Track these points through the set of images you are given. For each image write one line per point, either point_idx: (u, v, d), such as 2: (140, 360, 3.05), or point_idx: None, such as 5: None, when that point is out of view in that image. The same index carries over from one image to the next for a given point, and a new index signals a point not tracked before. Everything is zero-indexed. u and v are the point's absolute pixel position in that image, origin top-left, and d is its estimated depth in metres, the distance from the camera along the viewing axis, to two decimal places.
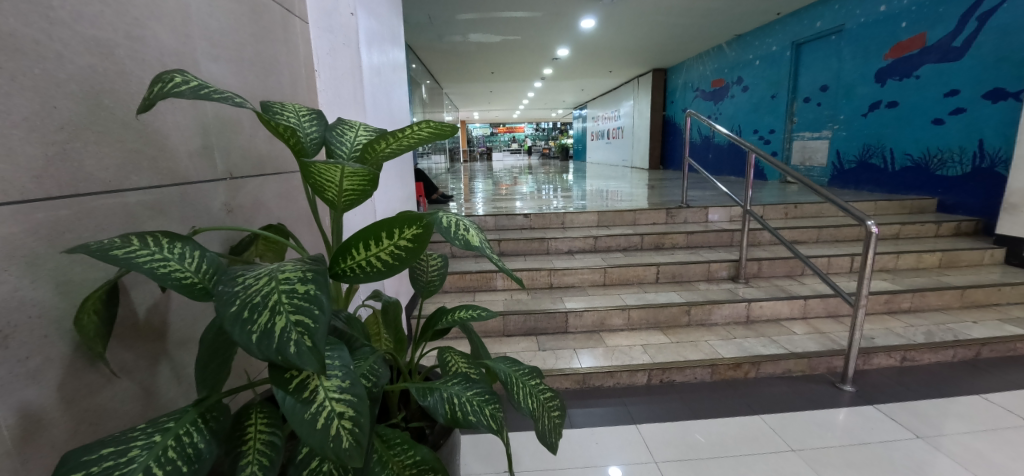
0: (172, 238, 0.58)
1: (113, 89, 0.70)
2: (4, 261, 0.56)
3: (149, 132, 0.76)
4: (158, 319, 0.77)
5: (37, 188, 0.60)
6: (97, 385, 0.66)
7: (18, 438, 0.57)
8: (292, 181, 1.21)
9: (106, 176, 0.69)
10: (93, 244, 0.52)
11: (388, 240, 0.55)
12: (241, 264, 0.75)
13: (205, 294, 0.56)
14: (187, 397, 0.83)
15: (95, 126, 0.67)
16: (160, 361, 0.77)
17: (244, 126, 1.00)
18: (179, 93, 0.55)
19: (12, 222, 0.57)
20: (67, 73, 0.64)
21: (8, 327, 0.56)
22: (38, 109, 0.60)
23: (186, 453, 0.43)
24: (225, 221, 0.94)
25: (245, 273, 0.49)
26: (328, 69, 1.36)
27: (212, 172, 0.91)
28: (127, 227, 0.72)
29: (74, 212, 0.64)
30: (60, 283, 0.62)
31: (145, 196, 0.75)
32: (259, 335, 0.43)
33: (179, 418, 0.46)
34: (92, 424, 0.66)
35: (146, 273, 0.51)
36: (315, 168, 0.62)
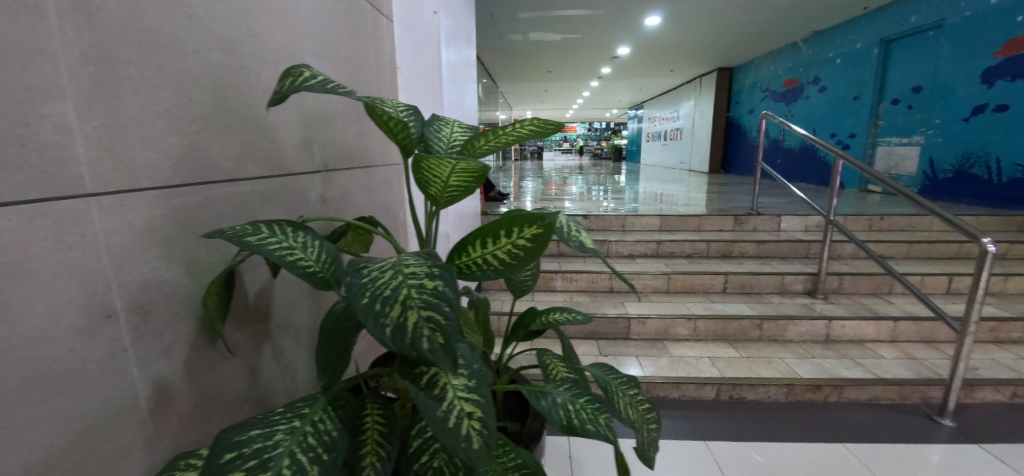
0: (295, 227, 0.60)
1: (235, 84, 0.74)
2: (147, 242, 0.60)
3: (262, 125, 0.80)
4: (265, 303, 0.81)
5: (175, 175, 0.64)
6: (214, 362, 0.70)
7: (153, 407, 0.61)
8: (375, 174, 1.24)
9: (227, 165, 0.73)
10: (228, 230, 0.55)
11: (506, 239, 0.53)
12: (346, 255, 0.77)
13: (324, 284, 0.57)
14: (284, 379, 0.87)
15: (222, 119, 0.71)
16: (263, 342, 0.81)
17: (337, 120, 1.04)
18: (310, 87, 0.57)
19: (154, 206, 0.61)
20: (201, 68, 0.68)
21: (148, 303, 0.60)
22: (177, 102, 0.64)
23: (323, 441, 0.43)
24: (319, 212, 0.97)
25: (368, 266, 0.50)
26: (408, 67, 1.38)
27: (311, 164, 0.94)
28: (242, 214, 0.76)
29: (202, 199, 0.68)
30: (189, 265, 0.66)
31: (257, 185, 0.79)
32: (393, 329, 0.43)
33: (311, 404, 0.47)
34: (209, 399, 0.70)
35: (278, 261, 0.53)
36: (426, 164, 0.62)
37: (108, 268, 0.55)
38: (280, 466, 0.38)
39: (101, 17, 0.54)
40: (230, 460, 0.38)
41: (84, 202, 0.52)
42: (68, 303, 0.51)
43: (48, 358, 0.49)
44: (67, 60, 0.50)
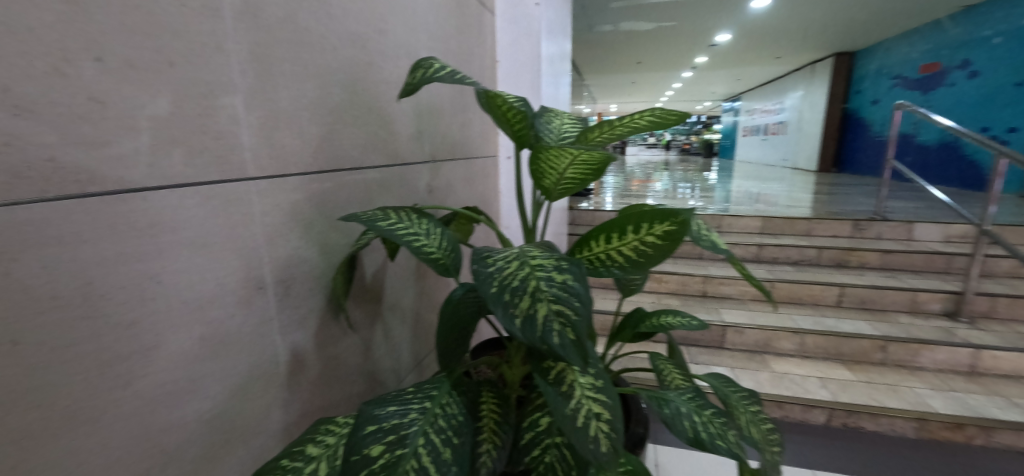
0: (418, 215, 0.65)
1: (363, 78, 0.79)
2: (291, 222, 0.66)
3: (383, 117, 0.85)
4: (379, 284, 0.87)
5: (314, 162, 0.70)
6: (337, 335, 0.77)
7: (290, 371, 0.68)
8: (475, 166, 1.28)
9: (355, 154, 0.78)
10: (363, 215, 0.60)
11: (634, 234, 0.52)
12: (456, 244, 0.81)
13: (445, 270, 0.61)
14: (391, 357, 0.93)
15: (351, 111, 0.77)
16: (376, 321, 0.87)
17: (444, 113, 1.08)
18: (440, 78, 0.59)
19: (297, 190, 0.67)
20: (337, 64, 0.73)
21: (290, 278, 0.67)
22: (318, 95, 0.70)
23: (452, 424, 0.45)
24: (427, 200, 1.02)
25: (491, 255, 0.51)
26: (508, 59, 1.40)
27: (421, 155, 0.99)
28: (365, 200, 0.81)
29: (334, 185, 0.74)
30: (322, 245, 0.72)
31: (378, 173, 0.84)
32: (523, 320, 0.43)
33: (438, 387, 0.50)
34: (332, 369, 0.76)
35: (407, 246, 0.57)
36: (544, 155, 0.63)
37: (262, 244, 0.62)
38: (416, 445, 0.41)
39: (264, 18, 0.60)
40: (373, 431, 0.42)
41: (248, 185, 0.59)
42: (233, 274, 0.57)
43: (218, 321, 0.56)
44: (239, 58, 0.56)
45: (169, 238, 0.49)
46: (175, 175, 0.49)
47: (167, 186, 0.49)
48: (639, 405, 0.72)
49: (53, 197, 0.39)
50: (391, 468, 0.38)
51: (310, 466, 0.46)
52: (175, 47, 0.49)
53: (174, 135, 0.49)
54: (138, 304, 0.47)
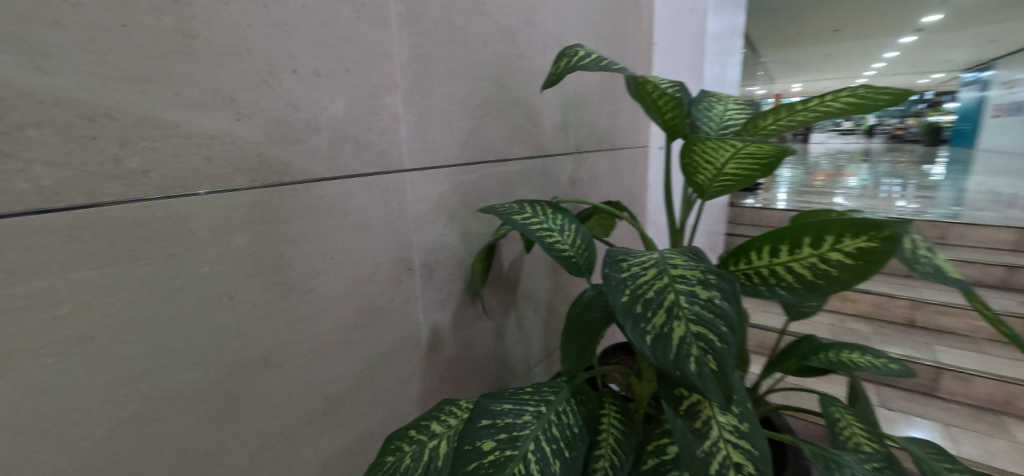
0: (554, 209, 0.64)
1: (511, 71, 0.81)
2: (438, 210, 0.72)
3: (529, 109, 0.85)
4: (514, 274, 0.89)
5: (462, 154, 0.74)
6: (473, 318, 0.81)
7: (430, 346, 0.74)
8: (622, 157, 1.21)
9: (499, 147, 0.81)
10: (500, 208, 0.62)
11: (810, 249, 0.43)
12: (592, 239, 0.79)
13: (577, 269, 0.60)
14: (521, 345, 0.95)
15: (498, 105, 0.79)
16: (509, 309, 0.90)
17: (593, 102, 1.04)
18: (584, 66, 0.56)
19: (445, 181, 0.72)
20: (486, 59, 0.75)
21: (435, 261, 0.72)
22: (467, 90, 0.73)
23: (566, 436, 0.43)
24: (569, 193, 1.01)
25: (627, 260, 0.49)
26: (666, 40, 1.28)
27: (565, 146, 0.97)
28: (506, 191, 0.83)
29: (478, 176, 0.78)
30: (464, 233, 0.77)
31: (520, 165, 0.86)
32: (654, 337, 0.39)
33: (557, 392, 0.48)
34: (466, 349, 0.81)
35: (540, 243, 0.57)
36: (699, 148, 0.55)
37: (412, 230, 0.68)
38: (526, 450, 0.40)
39: (423, 21, 0.64)
40: (486, 426, 0.42)
41: (403, 176, 0.65)
42: (386, 255, 0.64)
43: (373, 294, 0.63)
44: (401, 60, 0.62)
45: (339, 220, 0.57)
46: (346, 166, 0.57)
47: (339, 176, 0.56)
48: (799, 456, 0.59)
49: (259, 184, 0.48)
50: (499, 468, 0.39)
51: (432, 441, 0.50)
52: (350, 55, 0.55)
53: (346, 132, 0.56)
54: (315, 275, 0.56)
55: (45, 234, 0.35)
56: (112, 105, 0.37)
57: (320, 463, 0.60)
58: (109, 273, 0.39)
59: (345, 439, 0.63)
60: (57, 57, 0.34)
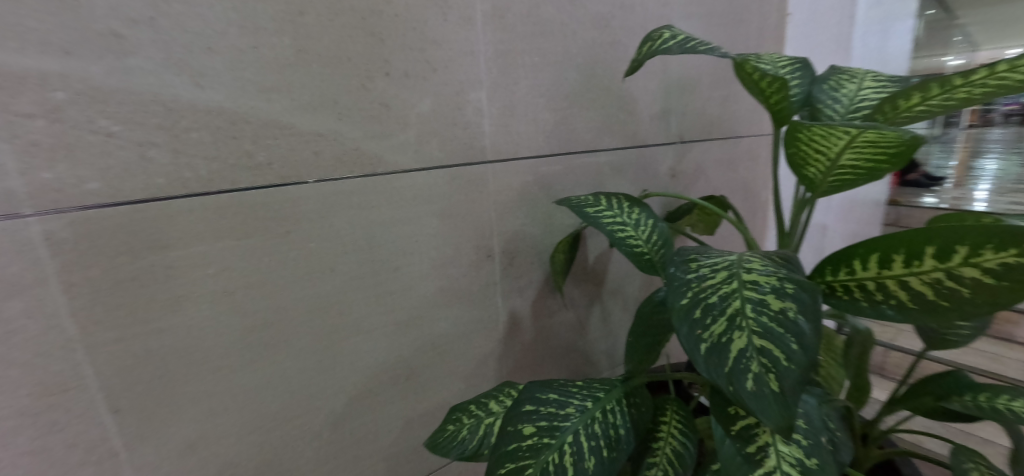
0: (631, 203, 0.60)
1: (604, 59, 0.76)
2: (520, 201, 0.71)
3: (624, 98, 0.81)
4: (601, 267, 0.86)
5: (547, 145, 0.72)
6: (553, 309, 0.81)
7: (508, 331, 0.76)
8: (737, 148, 1.08)
9: (589, 137, 0.77)
10: (574, 199, 0.60)
11: (931, 263, 0.36)
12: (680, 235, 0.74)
13: (650, 267, 0.56)
14: (607, 341, 0.92)
15: (589, 94, 0.75)
16: (594, 303, 0.87)
17: (701, 87, 0.95)
18: (666, 50, 0.53)
19: (529, 172, 0.71)
20: (577, 49, 0.72)
21: (515, 250, 0.72)
22: (556, 81, 0.71)
23: (609, 436, 0.43)
24: (668, 186, 0.94)
25: (698, 261, 0.45)
26: (805, 9, 1.11)
27: (665, 135, 0.90)
28: (595, 183, 0.80)
29: (564, 168, 0.75)
30: (547, 224, 0.75)
31: (612, 156, 0.81)
32: (710, 347, 0.36)
33: (608, 390, 0.47)
34: (546, 338, 0.81)
35: (609, 237, 0.55)
36: (806, 136, 0.47)
37: (493, 218, 0.69)
38: (564, 441, 0.41)
39: (509, 16, 0.64)
40: (530, 411, 0.44)
41: (486, 166, 0.66)
42: (468, 242, 0.67)
43: (454, 278, 0.67)
44: (486, 56, 0.63)
45: (425, 207, 0.62)
46: (432, 158, 0.61)
47: (426, 167, 0.61)
48: None
49: (355, 174, 0.55)
50: (535, 453, 0.40)
51: (489, 418, 0.53)
52: (437, 55, 0.59)
53: (433, 127, 0.60)
54: (403, 256, 0.61)
55: (197, 210, 0.46)
56: (247, 111, 0.47)
57: (402, 425, 0.66)
58: (241, 243, 0.49)
59: (425, 407, 0.68)
60: (210, 75, 0.45)
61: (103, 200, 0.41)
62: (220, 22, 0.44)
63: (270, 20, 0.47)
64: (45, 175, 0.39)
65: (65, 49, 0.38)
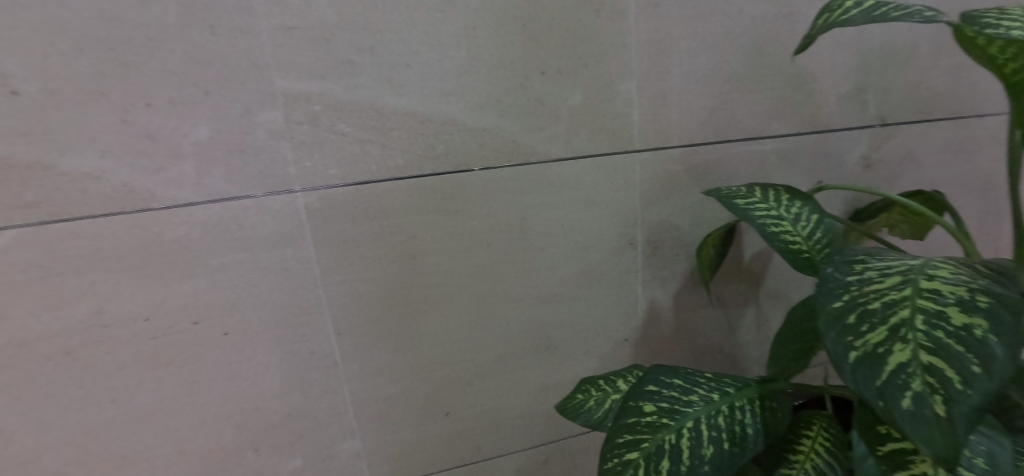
0: (793, 195, 0.55)
1: (778, 34, 0.68)
2: (667, 191, 0.70)
3: (803, 77, 0.71)
4: (759, 267, 0.78)
5: (700, 133, 0.69)
6: (699, 305, 0.77)
7: (647, 321, 0.75)
8: (975, 129, 0.84)
9: (752, 123, 0.71)
10: (723, 189, 0.57)
11: None
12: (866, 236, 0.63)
13: (810, 268, 0.50)
14: (762, 348, 0.83)
15: (755, 76, 0.69)
16: (748, 304, 0.80)
17: (921, 55, 0.76)
18: (847, 21, 0.46)
19: (678, 161, 0.69)
20: (742, 27, 0.67)
21: (658, 241, 0.72)
22: (714, 66, 0.67)
23: (734, 432, 0.42)
24: (858, 177, 0.79)
25: (865, 264, 0.40)
26: None
27: (860, 118, 0.76)
28: (757, 175, 0.73)
29: (720, 156, 0.71)
30: (696, 216, 0.72)
31: (782, 143, 0.73)
32: (860, 357, 0.33)
33: (740, 388, 0.46)
34: (688, 334, 0.78)
35: (759, 232, 0.51)
36: None
37: (638, 206, 0.69)
38: (683, 425, 0.42)
39: (664, 4, 0.63)
40: (652, 392, 0.45)
41: (633, 156, 0.67)
42: (610, 228, 0.69)
43: (594, 263, 0.70)
44: (637, 47, 0.64)
45: (571, 194, 0.66)
46: (580, 148, 0.65)
47: (574, 156, 0.65)
48: None
49: (511, 163, 0.63)
50: (652, 430, 0.42)
51: (615, 395, 0.56)
52: (588, 52, 0.62)
53: (582, 119, 0.64)
54: (548, 238, 0.67)
55: (394, 191, 0.60)
56: (431, 112, 0.59)
57: (538, 390, 0.74)
58: (422, 218, 0.62)
59: (560, 378, 0.74)
60: (409, 85, 0.58)
61: (339, 181, 0.58)
62: (416, 44, 0.57)
63: (452, 37, 0.58)
64: (301, 163, 0.57)
65: (320, 74, 0.56)
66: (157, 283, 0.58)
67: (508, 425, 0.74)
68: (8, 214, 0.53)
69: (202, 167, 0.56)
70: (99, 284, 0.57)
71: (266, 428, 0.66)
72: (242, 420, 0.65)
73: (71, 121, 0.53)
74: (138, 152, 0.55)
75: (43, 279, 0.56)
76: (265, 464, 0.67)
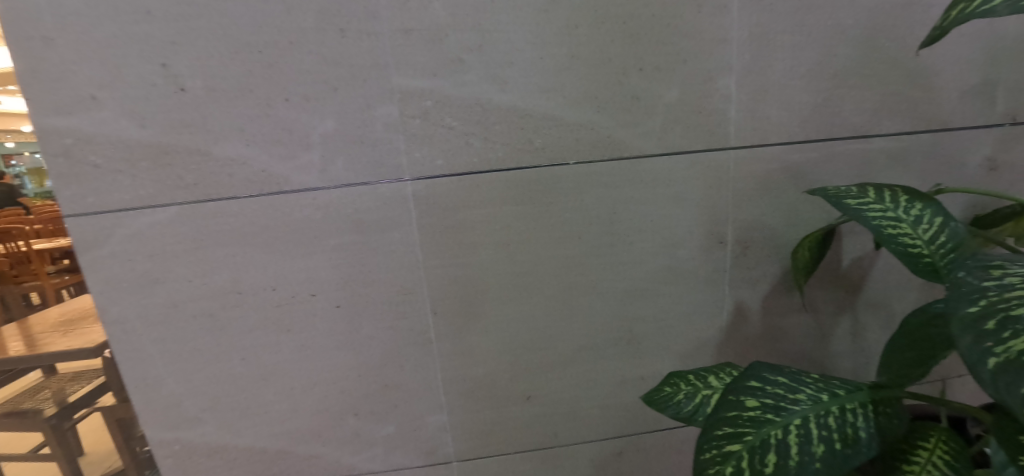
0: (913, 196, 0.52)
1: (894, 26, 0.64)
2: (761, 190, 0.68)
3: (920, 72, 0.66)
4: (858, 274, 0.74)
5: (801, 131, 0.67)
6: (788, 309, 0.75)
7: (731, 322, 0.74)
8: None
9: (859, 121, 0.67)
10: (830, 188, 0.55)
11: None
12: (995, 244, 0.57)
13: (931, 273, 0.48)
14: (856, 360, 0.79)
15: (865, 70, 0.66)
16: (844, 312, 0.76)
17: None
18: (990, 11, 0.41)
19: (775, 159, 0.67)
20: (854, 19, 0.64)
21: (749, 240, 0.71)
22: (820, 61, 0.65)
23: (845, 434, 0.41)
24: (980, 181, 0.72)
25: (1005, 269, 0.37)
26: None
27: (987, 116, 0.70)
28: (861, 175, 0.69)
29: (821, 155, 0.68)
30: (791, 216, 0.70)
31: (892, 143, 0.69)
32: (1001, 363, 0.31)
33: (851, 391, 0.45)
34: (774, 338, 0.76)
35: (874, 233, 0.49)
36: None
37: (729, 205, 0.69)
38: (790, 421, 0.42)
39: None
40: (754, 387, 0.45)
41: (728, 153, 0.66)
42: (700, 226, 0.69)
43: (681, 259, 0.70)
44: (738, 42, 0.63)
45: (661, 189, 0.67)
46: (674, 145, 0.65)
47: (667, 153, 0.65)
48: None
49: (605, 157, 0.65)
50: (756, 424, 0.42)
51: (706, 390, 0.57)
52: (687, 47, 0.62)
53: (677, 116, 0.64)
54: (636, 233, 0.68)
55: (493, 182, 0.64)
56: (531, 108, 0.62)
57: (616, 382, 0.75)
58: (517, 208, 0.65)
59: (639, 372, 0.75)
60: (512, 82, 0.61)
61: (444, 172, 0.63)
62: (520, 42, 0.60)
63: (554, 35, 0.60)
64: (412, 154, 0.62)
65: (432, 72, 0.60)
66: (283, 256, 0.66)
67: (585, 414, 0.76)
68: (174, 194, 0.63)
69: (327, 156, 0.62)
70: (239, 254, 0.65)
71: (366, 395, 0.72)
72: (346, 386, 0.72)
73: (224, 115, 0.61)
74: (274, 141, 0.62)
75: (196, 250, 0.65)
76: (363, 428, 0.74)
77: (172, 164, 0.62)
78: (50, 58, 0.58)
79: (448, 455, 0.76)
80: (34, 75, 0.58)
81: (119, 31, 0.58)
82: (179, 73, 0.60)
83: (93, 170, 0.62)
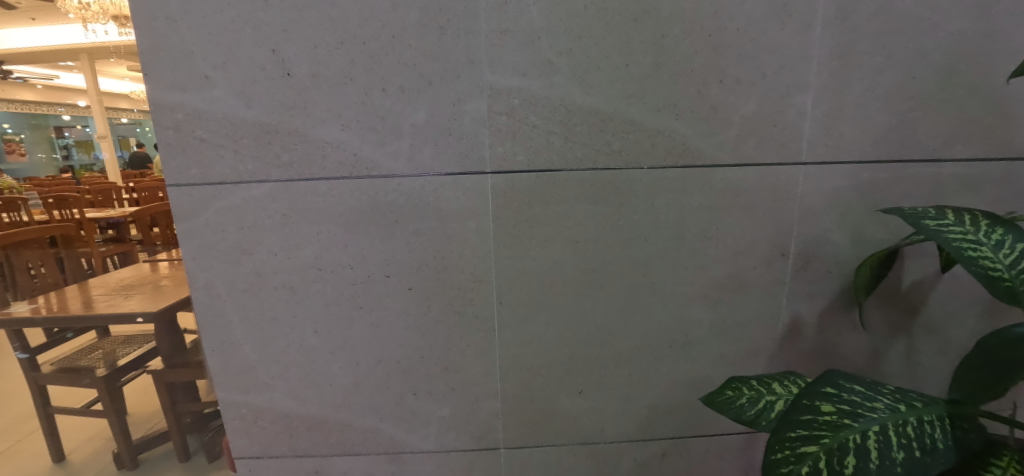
0: (994, 221, 0.53)
1: (975, 53, 0.65)
2: (829, 206, 0.70)
3: (998, 99, 0.67)
4: (917, 295, 0.75)
5: (874, 150, 0.68)
6: (844, 324, 0.76)
7: (786, 334, 0.76)
8: None
9: (933, 144, 0.68)
10: (907, 209, 0.56)
11: None
12: None
13: (1011, 297, 0.49)
14: (909, 381, 0.79)
15: (942, 95, 0.67)
16: (899, 332, 0.77)
17: None
18: None
19: (845, 177, 0.69)
20: (936, 43, 0.65)
21: (811, 255, 0.72)
22: (898, 83, 0.66)
23: (923, 443, 0.43)
24: None
25: None
26: None
27: None
28: (931, 198, 0.70)
29: (891, 176, 0.69)
30: (856, 234, 0.71)
31: (964, 169, 0.69)
32: None
33: (926, 405, 0.46)
34: (828, 353, 0.77)
35: (956, 254, 0.50)
36: None
37: (797, 219, 0.70)
38: (868, 428, 0.44)
39: (854, 18, 0.63)
40: (829, 393, 0.47)
41: (799, 168, 0.68)
42: (765, 238, 0.71)
43: (743, 268, 0.72)
44: (819, 60, 0.65)
45: (730, 199, 0.69)
46: (747, 156, 0.67)
47: (741, 164, 0.67)
48: None
49: (680, 164, 0.67)
50: (833, 428, 0.44)
51: (770, 396, 0.59)
52: (769, 63, 0.64)
53: (754, 128, 0.66)
54: (702, 239, 0.70)
55: (570, 181, 0.67)
56: (612, 111, 0.65)
57: (667, 383, 0.77)
58: (590, 208, 0.68)
59: (690, 376, 0.77)
60: (596, 86, 0.64)
61: (526, 168, 0.66)
62: (608, 49, 0.63)
63: (642, 43, 0.63)
64: (495, 148, 0.66)
65: (523, 72, 0.63)
66: (363, 238, 0.69)
67: (634, 412, 0.78)
68: (270, 172, 0.67)
69: (416, 144, 0.66)
70: (323, 233, 0.69)
71: (426, 376, 0.75)
72: (408, 366, 0.75)
73: (324, 100, 0.65)
74: (369, 128, 0.66)
75: (285, 226, 0.69)
76: (421, 408, 0.77)
77: (271, 143, 0.66)
78: (171, 38, 0.62)
79: (497, 441, 0.79)
80: (155, 53, 0.62)
81: (236, 16, 0.62)
82: (287, 59, 0.63)
83: (198, 143, 0.66)
